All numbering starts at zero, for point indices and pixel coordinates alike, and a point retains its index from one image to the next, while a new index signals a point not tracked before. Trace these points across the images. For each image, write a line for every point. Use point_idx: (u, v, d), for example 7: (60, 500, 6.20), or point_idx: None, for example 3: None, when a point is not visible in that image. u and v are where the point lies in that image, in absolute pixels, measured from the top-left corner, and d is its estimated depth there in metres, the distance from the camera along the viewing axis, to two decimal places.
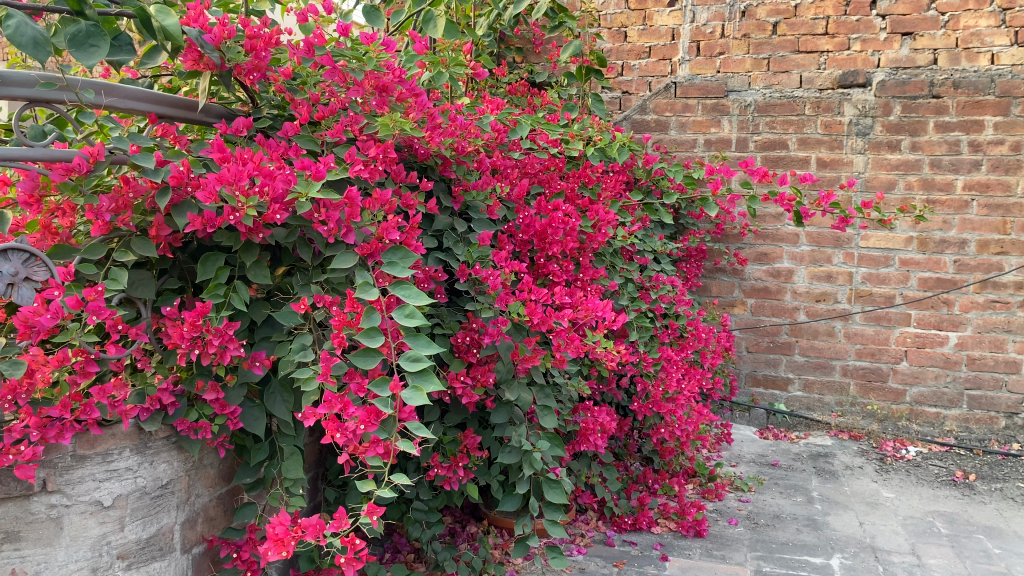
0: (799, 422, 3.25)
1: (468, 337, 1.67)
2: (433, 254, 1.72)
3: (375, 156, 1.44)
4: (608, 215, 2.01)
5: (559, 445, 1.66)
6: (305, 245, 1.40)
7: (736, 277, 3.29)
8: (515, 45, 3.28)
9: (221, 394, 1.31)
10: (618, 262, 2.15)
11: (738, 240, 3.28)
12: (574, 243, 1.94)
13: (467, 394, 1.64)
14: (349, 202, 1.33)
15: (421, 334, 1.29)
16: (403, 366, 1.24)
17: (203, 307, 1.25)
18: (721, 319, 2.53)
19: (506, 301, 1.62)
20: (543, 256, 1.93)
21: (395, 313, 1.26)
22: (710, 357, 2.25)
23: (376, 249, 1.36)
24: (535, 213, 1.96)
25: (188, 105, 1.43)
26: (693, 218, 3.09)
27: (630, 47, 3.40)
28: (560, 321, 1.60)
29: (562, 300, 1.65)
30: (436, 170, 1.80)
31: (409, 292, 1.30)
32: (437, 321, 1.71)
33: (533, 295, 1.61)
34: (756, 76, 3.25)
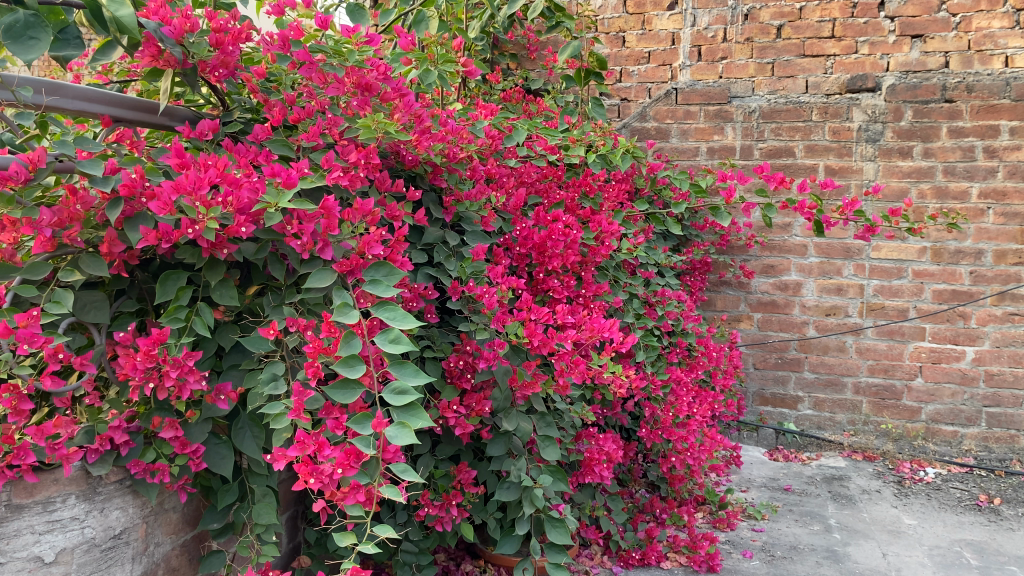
0: (809, 442, 3.09)
1: (461, 360, 1.52)
2: (422, 270, 1.58)
3: (356, 161, 1.30)
4: (611, 226, 1.86)
5: (562, 479, 1.51)
6: (278, 262, 1.25)
7: (741, 291, 3.15)
8: (509, 51, 3.16)
9: (181, 432, 1.16)
10: (622, 277, 1.99)
11: (744, 251, 3.12)
12: (575, 256, 1.79)
13: (461, 424, 1.49)
14: (326, 213, 1.18)
15: (408, 362, 1.14)
16: (388, 400, 1.09)
17: (159, 333, 1.09)
18: (731, 337, 2.39)
19: (502, 322, 1.48)
20: (542, 272, 1.79)
21: (378, 339, 1.12)
22: (721, 378, 2.10)
23: (357, 265, 1.21)
24: (532, 224, 1.81)
25: (147, 107, 1.28)
26: (697, 229, 2.94)
27: (628, 52, 3.27)
28: (563, 343, 1.45)
29: (565, 319, 1.50)
30: (426, 178, 1.66)
31: (394, 314, 1.15)
32: (427, 343, 1.57)
33: (532, 314, 1.47)
34: (760, 82, 3.12)
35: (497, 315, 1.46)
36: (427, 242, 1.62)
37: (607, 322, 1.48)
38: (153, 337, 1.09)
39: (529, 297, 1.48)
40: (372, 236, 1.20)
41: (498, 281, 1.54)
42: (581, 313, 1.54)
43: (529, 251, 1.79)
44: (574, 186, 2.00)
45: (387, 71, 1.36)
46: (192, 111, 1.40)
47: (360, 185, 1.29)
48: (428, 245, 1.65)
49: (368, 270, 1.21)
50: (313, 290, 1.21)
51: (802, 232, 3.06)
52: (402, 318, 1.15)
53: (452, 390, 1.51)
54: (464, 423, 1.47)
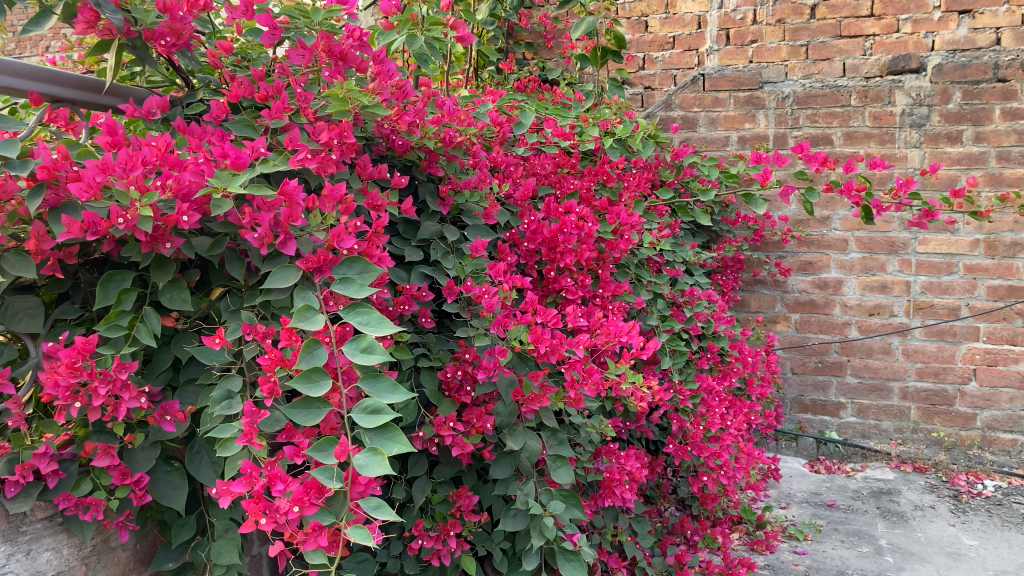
0: (854, 453, 2.86)
1: (459, 371, 1.34)
2: (416, 268, 1.40)
3: (328, 141, 1.12)
4: (631, 218, 1.66)
5: (577, 506, 1.31)
6: (237, 260, 1.08)
7: (777, 290, 2.93)
8: (525, 40, 2.98)
9: (120, 459, 0.98)
10: (645, 275, 1.79)
11: (779, 247, 2.91)
12: (590, 252, 1.60)
13: (459, 443, 1.30)
14: (288, 200, 1.00)
15: (383, 376, 0.95)
16: (358, 421, 0.90)
17: (86, 341, 0.92)
18: (767, 340, 2.17)
19: (505, 325, 1.29)
20: (554, 270, 1.59)
21: (346, 348, 0.94)
22: (758, 386, 1.89)
23: (327, 262, 1.03)
24: (543, 217, 1.63)
25: (88, 84, 1.12)
26: (728, 224, 2.75)
27: (651, 38, 3.07)
28: (574, 349, 1.26)
29: (577, 322, 1.31)
30: (421, 166, 1.48)
31: (367, 317, 0.96)
32: (422, 351, 1.39)
33: (539, 317, 1.27)
34: (793, 66, 2.91)
35: (498, 319, 1.27)
36: (422, 238, 1.44)
37: (626, 325, 1.28)
38: (77, 348, 0.92)
39: (534, 297, 1.29)
40: (343, 225, 1.02)
41: (501, 279, 1.35)
42: (596, 315, 1.34)
43: (540, 247, 1.60)
44: (590, 176, 1.81)
45: (365, 39, 1.18)
46: (149, 91, 1.23)
47: (333, 168, 1.11)
48: (424, 242, 1.47)
49: (338, 267, 1.03)
50: (274, 290, 1.03)
51: (842, 225, 2.84)
52: (378, 322, 0.96)
53: (448, 405, 1.33)
54: (462, 442, 1.29)
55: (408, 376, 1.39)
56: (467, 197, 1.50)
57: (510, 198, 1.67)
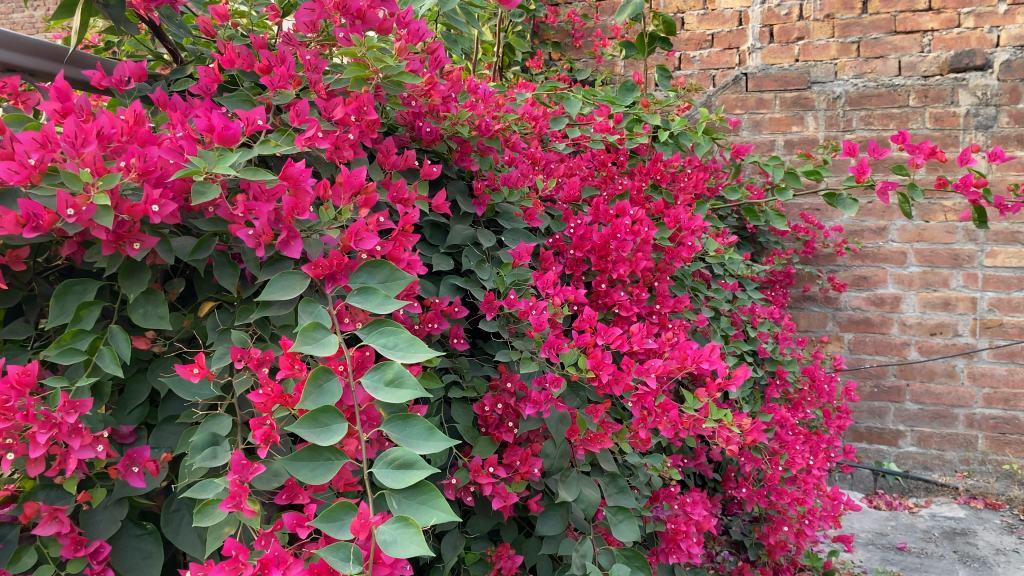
0: (916, 486, 2.59)
1: (499, 404, 1.11)
2: (446, 280, 1.18)
3: (345, 119, 0.90)
4: (693, 221, 1.43)
5: (643, 570, 1.07)
6: (229, 266, 0.85)
7: (828, 307, 2.68)
8: (552, 38, 2.78)
9: (71, 524, 0.75)
10: (705, 289, 1.56)
11: (831, 260, 2.66)
12: (647, 262, 1.37)
13: (501, 493, 1.06)
14: (294, 187, 0.78)
15: (416, 417, 0.72)
16: (382, 479, 0.67)
17: (22, 371, 0.70)
18: (834, 362, 1.93)
19: (557, 348, 1.05)
20: (604, 283, 1.36)
21: (367, 380, 0.71)
22: (833, 418, 1.65)
23: (342, 266, 0.81)
24: (590, 221, 1.40)
25: (47, 51, 0.90)
26: (777, 235, 2.54)
27: (688, 35, 2.85)
28: (643, 378, 1.02)
29: (644, 344, 1.08)
30: (451, 160, 1.26)
31: (395, 339, 0.73)
32: (454, 379, 1.16)
33: (599, 338, 1.04)
34: (844, 64, 2.68)
35: (548, 340, 1.04)
36: (453, 243, 1.23)
37: (705, 349, 1.04)
38: (10, 379, 0.69)
39: (593, 313, 1.06)
40: (366, 222, 0.80)
41: (549, 291, 1.12)
42: (665, 336, 1.11)
43: (587, 256, 1.37)
44: (640, 175, 1.58)
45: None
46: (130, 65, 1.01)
47: (350, 151, 0.89)
48: (455, 249, 1.26)
49: (357, 273, 0.80)
50: (273, 304, 0.80)
51: (900, 236, 2.58)
52: (409, 347, 0.73)
53: (486, 445, 1.09)
54: (505, 492, 1.05)
55: (438, 409, 1.16)
56: (506, 196, 1.28)
57: (552, 199, 1.45)
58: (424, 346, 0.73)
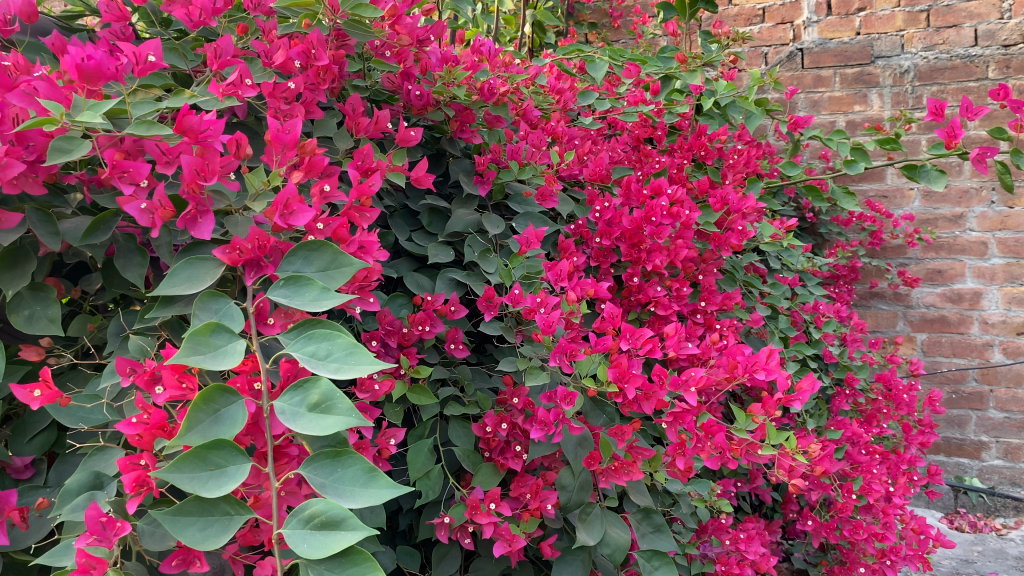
0: (1004, 505, 2.30)
1: (503, 424, 0.90)
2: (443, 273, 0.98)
3: (287, 65, 0.70)
4: (743, 202, 1.20)
5: None
6: (136, 254, 0.66)
7: (898, 305, 2.40)
8: (587, 20, 2.56)
9: None
10: (759, 283, 1.33)
11: (901, 253, 2.38)
12: (688, 250, 1.15)
13: (505, 535, 0.85)
14: (200, 145, 0.59)
15: (350, 455, 0.52)
16: (293, 548, 0.47)
17: None
18: (912, 367, 1.67)
19: (571, 356, 0.84)
20: (637, 277, 1.15)
21: (282, 408, 0.51)
22: (915, 433, 1.39)
23: (267, 249, 0.60)
24: (619, 203, 1.18)
25: None
26: (839, 226, 2.28)
27: (737, 11, 2.59)
28: (680, 393, 0.80)
29: (684, 349, 0.86)
30: (450, 131, 1.06)
31: (325, 348, 0.53)
32: (452, 392, 0.96)
33: (624, 341, 0.82)
34: (911, 36, 2.39)
35: (558, 345, 0.83)
36: (451, 230, 1.04)
37: (762, 354, 0.82)
38: None
39: (617, 312, 0.84)
40: (298, 191, 0.60)
41: (564, 285, 0.90)
42: (710, 339, 0.89)
43: (617, 244, 1.16)
44: (680, 152, 1.35)
45: None
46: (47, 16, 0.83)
47: (292, 104, 0.69)
48: (455, 237, 1.07)
49: (287, 259, 0.60)
50: (180, 301, 0.61)
51: (980, 225, 2.28)
52: (345, 357, 0.53)
53: (488, 474, 0.89)
54: (510, 536, 0.84)
55: (433, 429, 0.96)
56: (517, 173, 1.07)
57: (575, 179, 1.24)
58: (364, 357, 0.52)
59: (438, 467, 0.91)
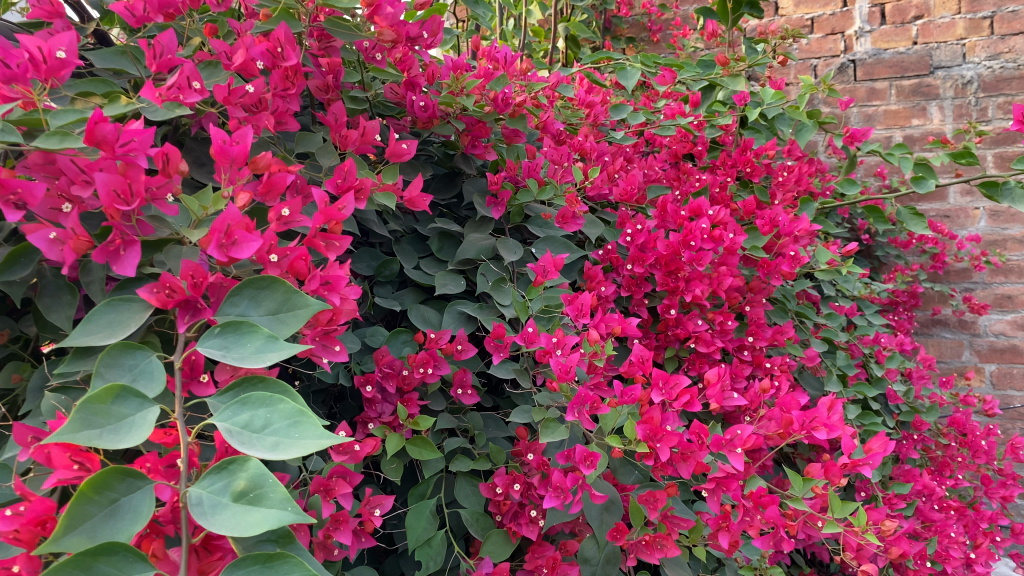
0: None
1: (516, 484, 0.77)
2: (450, 307, 0.87)
3: (248, 67, 0.59)
4: (793, 224, 1.06)
5: None
6: (66, 292, 0.55)
7: (964, 333, 2.19)
8: (626, 34, 2.45)
9: None
10: (813, 314, 1.19)
11: (968, 276, 2.19)
12: (733, 278, 1.03)
13: None
14: (122, 160, 0.48)
15: (286, 560, 0.39)
16: None
17: None
18: (987, 406, 1.49)
19: (593, 407, 0.71)
20: (674, 309, 1.01)
21: (195, 502, 0.40)
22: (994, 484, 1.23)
23: (205, 288, 0.49)
24: (654, 226, 1.05)
25: None
26: (898, 248, 2.11)
27: (783, 21, 2.43)
28: (724, 455, 0.67)
29: (728, 400, 0.72)
30: (461, 147, 0.94)
31: (262, 418, 0.42)
32: (461, 442, 0.84)
33: (655, 391, 0.70)
34: (974, 44, 2.21)
35: (577, 395, 0.70)
36: (462, 257, 0.92)
37: (824, 408, 0.68)
38: None
39: (648, 356, 0.72)
40: (242, 217, 0.48)
41: (586, 322, 0.78)
42: (759, 386, 0.75)
43: (651, 272, 1.03)
44: (723, 168, 1.21)
45: None
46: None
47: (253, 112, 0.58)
48: (467, 265, 0.95)
49: (228, 300, 0.48)
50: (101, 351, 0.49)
51: None
52: (287, 432, 0.41)
53: (500, 542, 0.76)
54: None
55: (439, 486, 0.84)
56: (536, 193, 0.95)
57: (606, 200, 1.11)
58: (311, 432, 0.41)
59: (441, 533, 0.78)
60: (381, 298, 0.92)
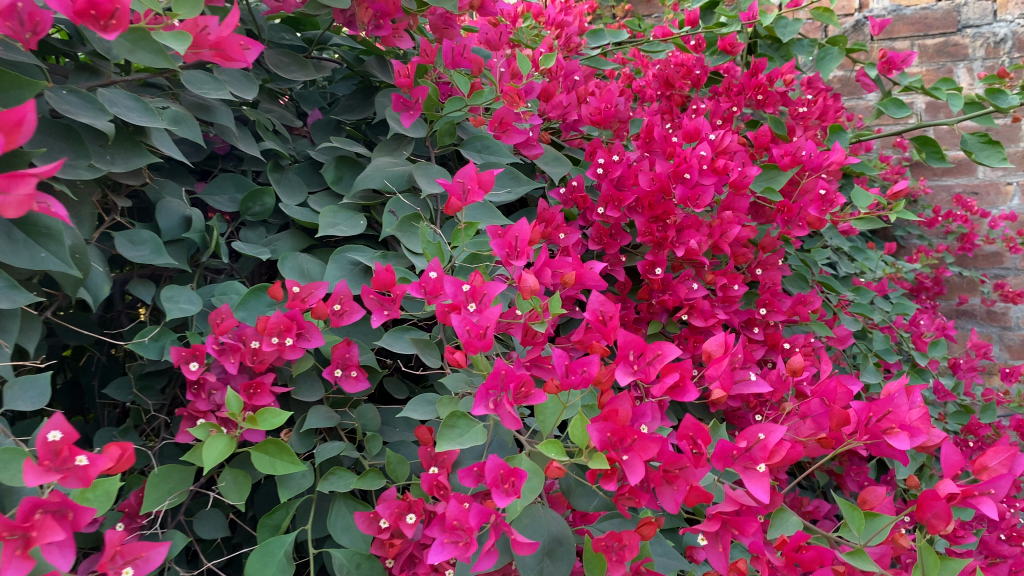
0: None
1: (410, 515, 0.50)
2: (333, 255, 0.60)
3: None
4: (821, 160, 0.79)
5: None
6: None
7: (992, 327, 1.69)
8: None
9: None
10: (842, 284, 0.92)
11: (1001, 260, 1.72)
12: (740, 229, 0.76)
13: None
14: None
15: None
16: None
17: None
18: None
19: (521, 395, 0.43)
20: (660, 268, 0.74)
21: None
22: None
23: None
24: (636, 157, 0.78)
25: None
26: (919, 228, 1.74)
27: None
28: (736, 481, 0.40)
29: (743, 387, 0.46)
30: (361, 31, 0.67)
31: None
32: (338, 446, 0.57)
33: (623, 369, 0.42)
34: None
35: (494, 374, 0.41)
36: (360, 186, 0.65)
37: (904, 399, 0.42)
38: None
39: (611, 314, 0.44)
40: None
41: (522, 265, 0.49)
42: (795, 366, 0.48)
43: (630, 218, 0.76)
44: (726, 97, 0.94)
45: None
46: None
47: None
48: (372, 199, 0.68)
49: None
50: None
51: None
52: None
53: None
54: None
55: (309, 510, 0.57)
56: (468, 100, 0.67)
57: (576, 129, 0.84)
58: None
59: None
60: (246, 243, 0.66)
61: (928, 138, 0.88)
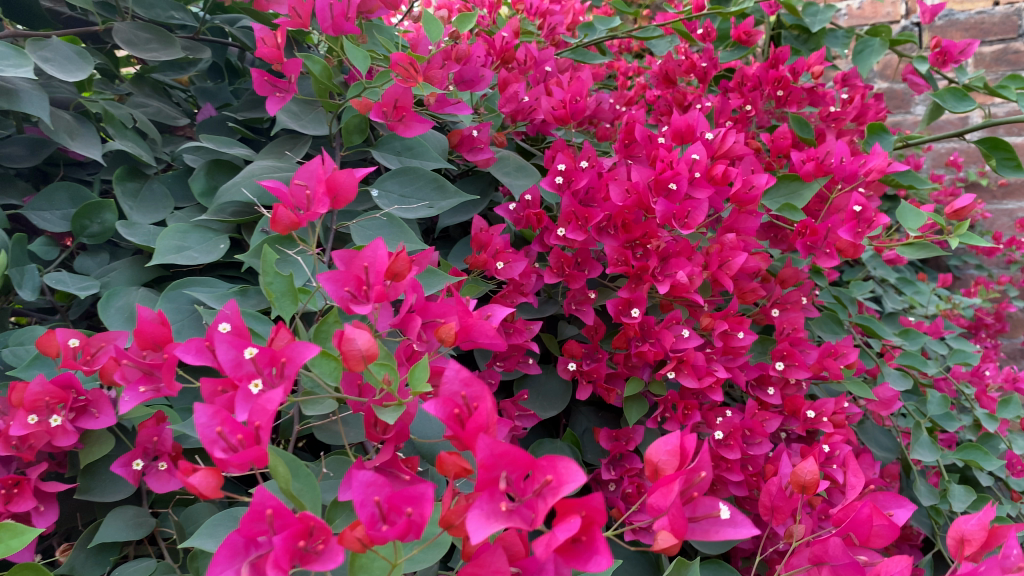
0: None
1: None
2: (162, 296, 0.43)
3: None
4: (853, 168, 0.60)
5: None
6: None
7: None
8: None
9: None
10: (885, 326, 0.72)
11: None
12: (746, 258, 0.57)
13: None
14: None
15: None
16: None
17: None
18: None
19: (313, 550, 0.24)
20: (639, 309, 0.55)
21: None
22: None
23: None
24: (612, 165, 0.61)
25: None
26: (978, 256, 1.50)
27: None
28: None
29: (713, 522, 0.27)
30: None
31: None
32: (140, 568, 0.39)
33: (482, 509, 0.23)
34: None
35: (253, 505, 0.23)
36: (218, 200, 0.48)
37: None
38: None
39: (481, 406, 0.25)
40: None
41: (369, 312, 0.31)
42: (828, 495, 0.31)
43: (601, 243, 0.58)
44: (738, 93, 0.76)
45: None
46: None
47: None
48: (244, 216, 0.51)
49: None
50: None
51: None
52: None
53: None
54: None
55: None
56: (370, 84, 0.50)
57: (544, 131, 0.67)
58: None
59: None
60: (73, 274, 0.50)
61: (998, 140, 0.70)
